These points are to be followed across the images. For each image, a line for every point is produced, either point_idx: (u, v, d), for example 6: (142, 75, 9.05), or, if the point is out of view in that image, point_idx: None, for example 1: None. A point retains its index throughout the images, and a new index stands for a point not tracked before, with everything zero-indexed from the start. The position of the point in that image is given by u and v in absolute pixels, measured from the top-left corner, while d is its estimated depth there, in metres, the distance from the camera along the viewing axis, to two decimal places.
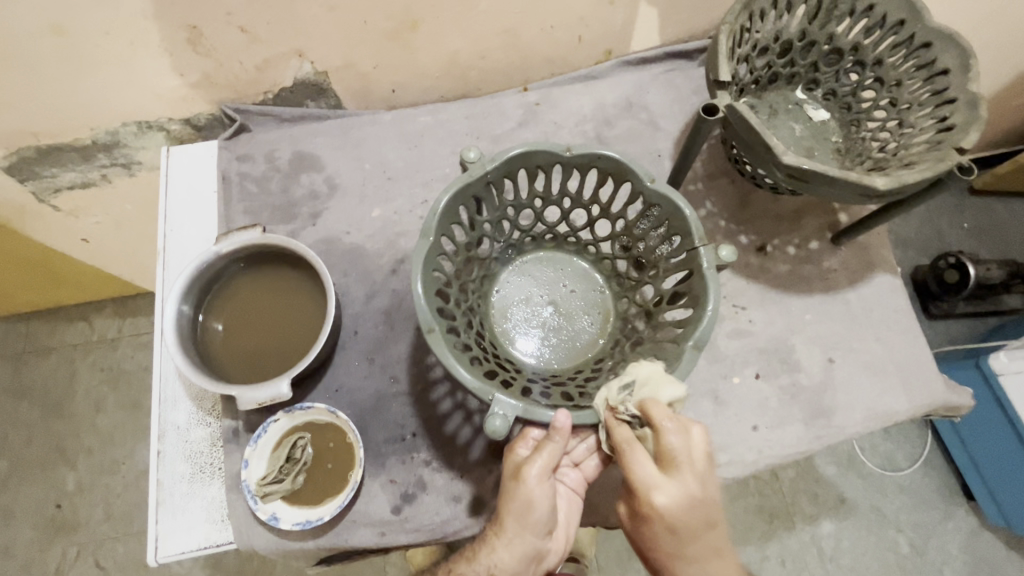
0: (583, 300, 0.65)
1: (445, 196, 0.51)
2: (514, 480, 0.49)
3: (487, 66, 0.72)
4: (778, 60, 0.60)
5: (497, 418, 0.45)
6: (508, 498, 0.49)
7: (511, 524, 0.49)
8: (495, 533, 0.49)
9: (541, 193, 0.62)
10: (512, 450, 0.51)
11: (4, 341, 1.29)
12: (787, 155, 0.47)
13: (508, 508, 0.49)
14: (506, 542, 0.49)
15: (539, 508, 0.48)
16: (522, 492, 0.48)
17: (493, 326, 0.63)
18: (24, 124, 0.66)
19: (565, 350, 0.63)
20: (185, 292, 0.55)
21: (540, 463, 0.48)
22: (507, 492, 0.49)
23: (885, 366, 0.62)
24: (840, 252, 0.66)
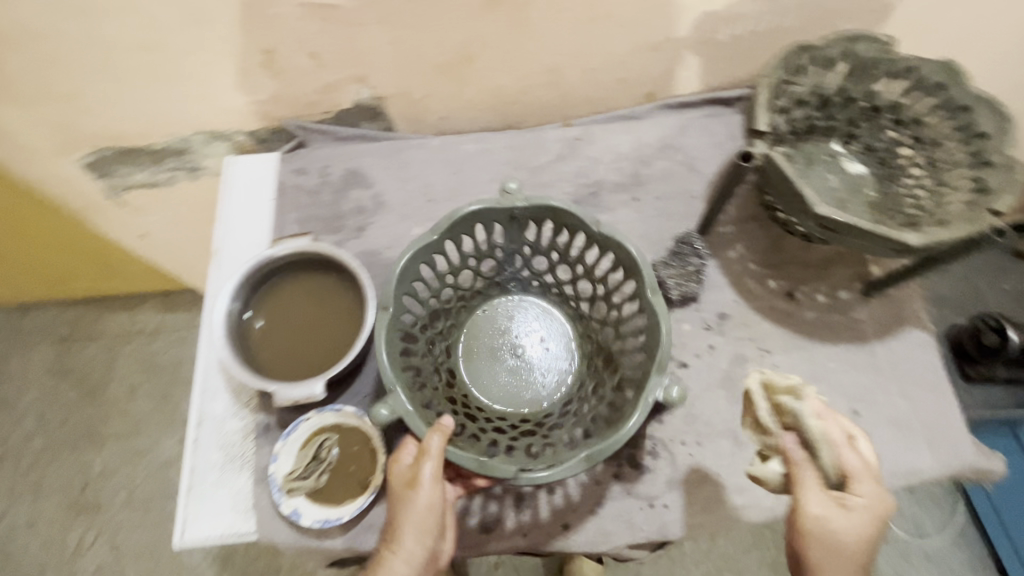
0: (559, 361, 0.67)
1: (471, 206, 0.57)
2: (410, 487, 0.49)
3: (531, 101, 0.76)
4: (816, 113, 0.62)
5: (385, 409, 0.49)
6: (405, 504, 0.49)
7: (411, 531, 0.49)
8: (393, 543, 0.49)
9: (561, 249, 0.64)
10: (398, 461, 0.51)
11: (54, 324, 1.37)
12: (819, 206, 0.48)
13: (403, 516, 0.49)
14: (401, 551, 0.48)
15: (429, 513, 0.49)
16: (417, 497, 0.49)
17: (472, 342, 0.67)
18: (107, 126, 0.72)
19: (516, 392, 0.65)
20: (236, 290, 0.59)
21: (433, 466, 0.48)
22: (402, 499, 0.49)
23: (912, 422, 0.61)
24: (870, 304, 0.66)
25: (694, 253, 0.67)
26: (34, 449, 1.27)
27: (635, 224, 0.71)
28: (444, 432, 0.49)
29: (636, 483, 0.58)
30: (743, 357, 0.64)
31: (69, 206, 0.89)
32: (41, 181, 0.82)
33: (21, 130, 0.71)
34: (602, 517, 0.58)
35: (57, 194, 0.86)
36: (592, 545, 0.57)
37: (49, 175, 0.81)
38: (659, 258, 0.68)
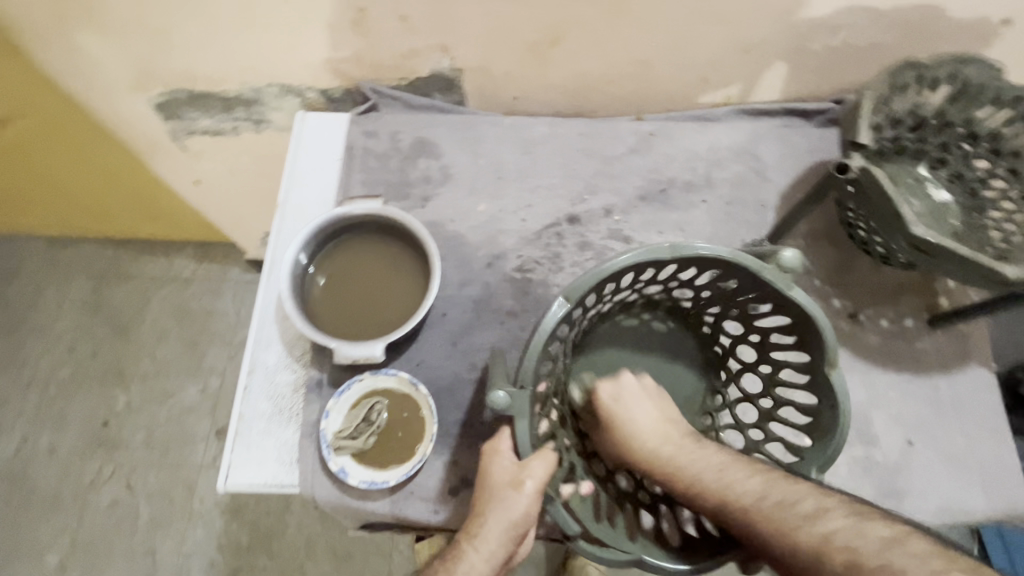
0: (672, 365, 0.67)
1: (626, 259, 0.49)
2: (512, 492, 0.50)
3: (609, 91, 0.75)
4: (907, 134, 0.60)
5: (501, 394, 0.47)
6: (499, 509, 0.51)
7: (498, 534, 0.51)
8: (473, 541, 0.51)
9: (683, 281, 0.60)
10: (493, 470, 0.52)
11: (92, 260, 1.38)
12: (916, 226, 0.47)
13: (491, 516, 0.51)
14: (483, 553, 0.50)
15: (518, 523, 0.50)
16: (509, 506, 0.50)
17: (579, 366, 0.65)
18: (186, 68, 0.72)
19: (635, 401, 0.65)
20: (306, 243, 0.59)
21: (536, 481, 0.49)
22: (497, 501, 0.51)
23: (968, 461, 0.60)
24: (936, 336, 0.65)
25: None
26: (61, 379, 1.29)
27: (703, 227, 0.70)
28: (550, 458, 0.50)
29: None
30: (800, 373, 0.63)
31: (132, 143, 0.90)
32: (111, 114, 0.83)
33: (104, 60, 0.71)
34: (643, 514, 0.57)
35: (123, 129, 0.87)
36: None
37: (120, 110, 0.82)
38: None
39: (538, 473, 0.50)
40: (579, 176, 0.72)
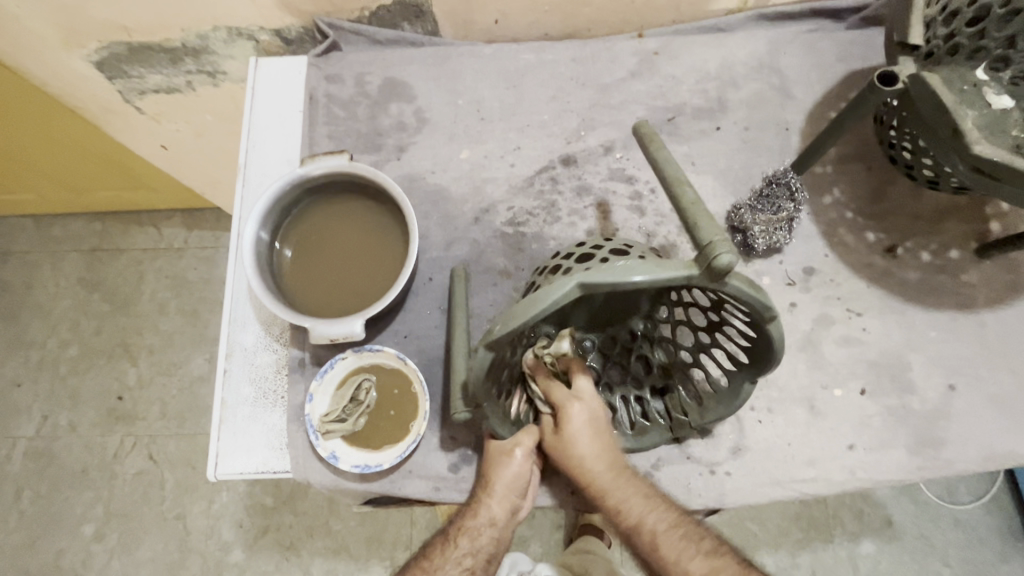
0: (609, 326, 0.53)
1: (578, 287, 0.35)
2: (506, 456, 0.50)
3: (605, 4, 0.64)
4: (964, 29, 0.50)
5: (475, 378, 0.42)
6: (497, 469, 0.50)
7: (505, 494, 0.50)
8: (486, 493, 0.50)
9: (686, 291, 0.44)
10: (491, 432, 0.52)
11: (81, 235, 1.33)
12: (980, 144, 0.39)
13: (499, 472, 0.50)
14: (498, 497, 0.50)
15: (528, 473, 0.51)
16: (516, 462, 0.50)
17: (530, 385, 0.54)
18: (116, 17, 0.63)
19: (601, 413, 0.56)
20: (264, 216, 0.53)
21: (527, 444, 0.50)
22: (495, 464, 0.50)
23: (1015, 403, 0.54)
24: (983, 266, 0.57)
25: (789, 198, 0.57)
26: (69, 358, 1.27)
27: (717, 158, 0.61)
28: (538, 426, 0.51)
29: (696, 445, 0.54)
30: (829, 318, 0.56)
31: (83, 107, 0.81)
32: (50, 75, 0.74)
33: (21, 12, 0.62)
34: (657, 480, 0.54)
35: (69, 92, 0.78)
36: None
37: (59, 70, 0.72)
38: (742, 201, 0.59)
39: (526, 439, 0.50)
40: (574, 110, 0.63)
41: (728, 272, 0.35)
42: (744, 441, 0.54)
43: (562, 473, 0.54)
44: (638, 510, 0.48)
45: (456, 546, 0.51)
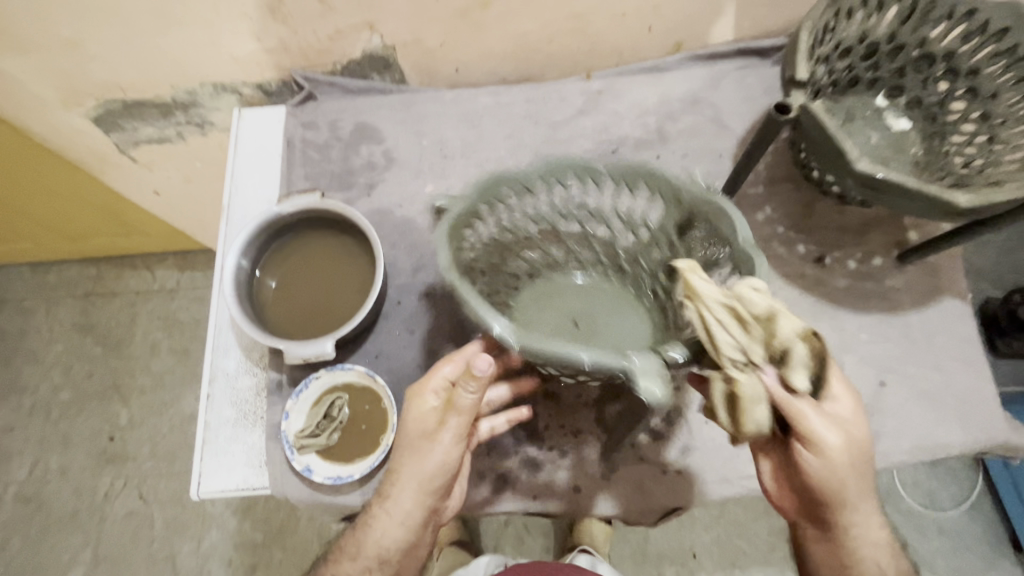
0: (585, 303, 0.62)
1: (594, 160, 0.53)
2: (426, 442, 0.48)
3: (553, 51, 0.72)
4: (860, 63, 0.57)
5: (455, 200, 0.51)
6: (414, 458, 0.49)
7: (415, 489, 0.49)
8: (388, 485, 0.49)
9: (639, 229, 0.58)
10: (414, 402, 0.49)
11: (77, 281, 1.38)
12: (861, 162, 0.45)
13: (405, 460, 0.49)
14: (400, 491, 0.49)
15: (445, 465, 0.49)
16: (427, 451, 0.48)
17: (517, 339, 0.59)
18: (112, 78, 0.70)
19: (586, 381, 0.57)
20: (245, 247, 0.58)
21: (455, 427, 0.48)
22: (413, 454, 0.49)
23: (943, 397, 0.58)
24: (906, 271, 0.63)
25: None
26: (62, 401, 1.29)
27: None
28: (462, 404, 0.48)
29: (649, 447, 0.58)
30: None
31: (81, 160, 0.88)
32: (51, 131, 0.80)
33: (27, 79, 0.69)
34: (613, 483, 0.57)
35: (68, 147, 0.84)
36: (604, 508, 0.57)
37: (60, 128, 0.79)
38: None
39: (464, 400, 0.47)
40: (528, 145, 0.70)
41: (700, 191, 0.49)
42: (691, 442, 0.58)
43: (525, 479, 0.58)
44: (854, 499, 0.46)
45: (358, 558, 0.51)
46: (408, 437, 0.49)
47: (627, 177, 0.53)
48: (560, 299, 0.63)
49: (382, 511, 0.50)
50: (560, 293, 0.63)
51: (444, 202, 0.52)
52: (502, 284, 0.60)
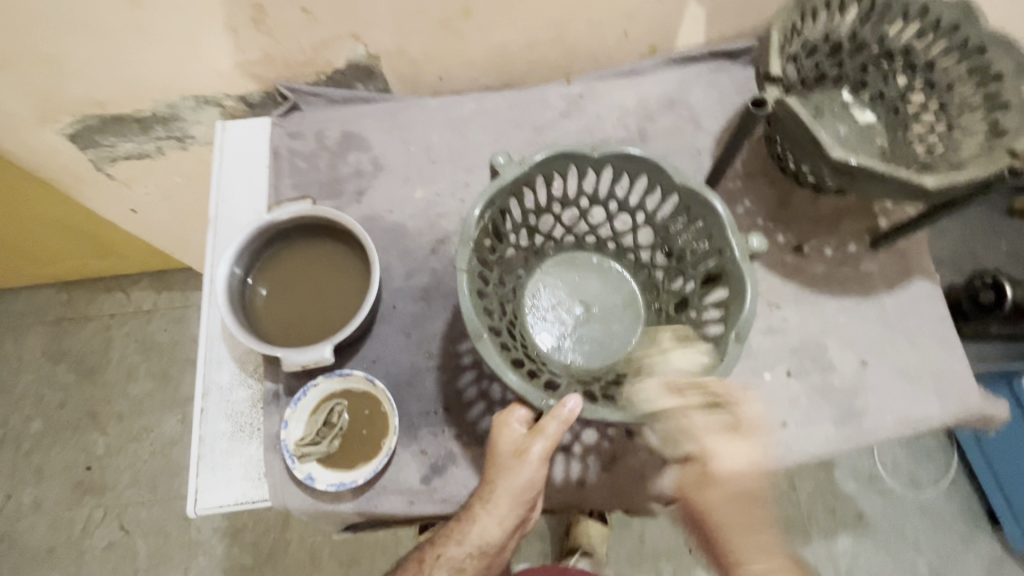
0: (599, 282, 0.66)
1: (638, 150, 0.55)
2: (517, 461, 0.49)
3: (533, 58, 0.74)
4: (826, 61, 0.61)
5: (502, 157, 0.54)
6: (509, 474, 0.50)
7: (512, 504, 0.50)
8: (483, 507, 0.50)
9: (659, 222, 0.62)
10: (506, 427, 0.51)
11: (45, 307, 1.32)
12: (835, 150, 0.47)
13: (504, 485, 0.50)
14: (496, 515, 0.50)
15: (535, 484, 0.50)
16: (524, 470, 0.49)
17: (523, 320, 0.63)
18: (90, 93, 0.69)
19: (597, 352, 0.63)
20: (237, 256, 0.57)
21: (539, 449, 0.48)
22: (505, 470, 0.50)
23: (921, 373, 0.61)
24: (878, 256, 0.66)
25: None
26: (33, 432, 1.23)
27: None
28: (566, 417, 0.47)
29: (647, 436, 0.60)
30: (752, 312, 0.64)
31: (54, 178, 0.85)
32: (24, 150, 0.78)
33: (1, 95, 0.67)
34: (614, 473, 0.59)
35: (42, 165, 0.82)
36: (607, 499, 0.59)
37: (33, 146, 0.77)
38: None
39: (550, 427, 0.48)
40: (513, 148, 0.71)
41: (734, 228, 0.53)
42: None
43: None
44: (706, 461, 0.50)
45: (462, 544, 0.51)
46: (502, 457, 0.51)
47: (666, 182, 0.57)
48: (571, 271, 0.67)
49: (466, 540, 0.50)
50: (582, 272, 0.67)
51: (503, 158, 0.54)
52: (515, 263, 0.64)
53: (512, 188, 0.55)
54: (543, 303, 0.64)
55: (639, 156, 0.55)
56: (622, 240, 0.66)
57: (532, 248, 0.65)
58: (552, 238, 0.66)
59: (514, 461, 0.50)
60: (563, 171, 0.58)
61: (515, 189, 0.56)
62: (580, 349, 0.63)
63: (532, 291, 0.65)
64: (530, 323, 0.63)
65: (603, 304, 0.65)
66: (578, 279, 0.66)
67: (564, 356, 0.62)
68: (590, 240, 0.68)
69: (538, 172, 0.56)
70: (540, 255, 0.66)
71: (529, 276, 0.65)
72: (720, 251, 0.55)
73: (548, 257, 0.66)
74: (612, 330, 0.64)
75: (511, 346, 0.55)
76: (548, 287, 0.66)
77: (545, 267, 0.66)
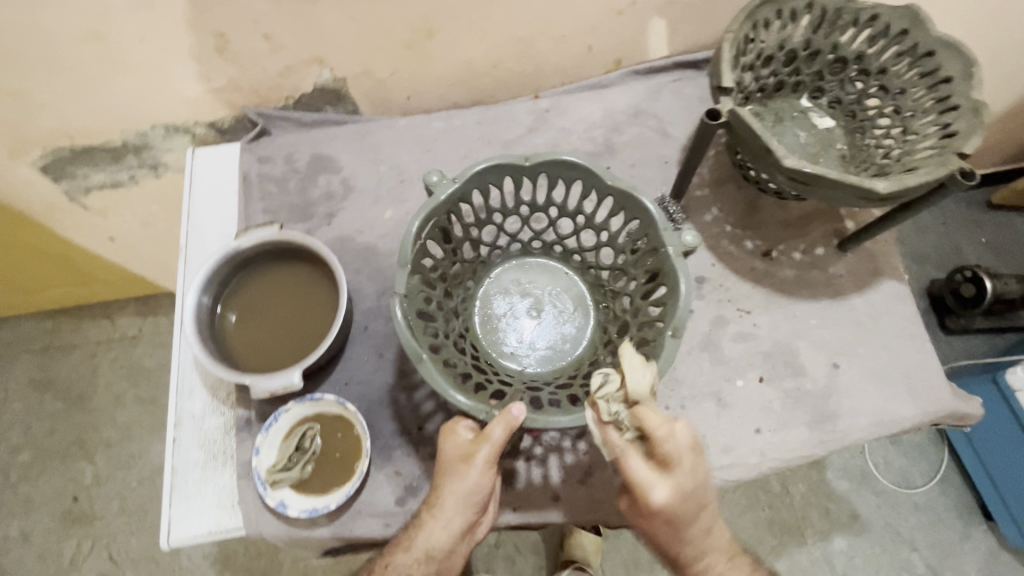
0: (547, 287, 0.67)
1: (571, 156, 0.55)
2: (464, 465, 0.49)
3: (500, 74, 0.75)
4: (783, 69, 0.62)
5: (435, 175, 0.55)
6: (456, 480, 0.49)
7: (460, 509, 0.49)
8: (433, 514, 0.50)
9: (598, 225, 0.63)
10: (454, 434, 0.51)
11: (30, 337, 1.31)
12: (788, 158, 0.48)
13: (451, 489, 0.49)
14: (444, 521, 0.49)
15: (482, 490, 0.49)
16: (470, 476, 0.48)
17: (476, 331, 0.64)
18: (59, 126, 0.69)
19: (548, 357, 0.63)
20: (205, 285, 0.57)
21: (485, 453, 0.48)
22: (453, 475, 0.49)
23: (892, 374, 0.62)
24: (846, 258, 0.67)
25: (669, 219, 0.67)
26: (20, 464, 1.22)
27: None
28: (509, 420, 0.47)
29: None
30: (723, 318, 0.64)
31: (29, 209, 0.85)
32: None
33: None
34: (591, 485, 0.58)
35: (16, 197, 0.82)
36: (585, 514, 0.58)
37: (5, 178, 0.77)
38: None
39: (496, 431, 0.47)
40: None
41: (661, 227, 0.53)
42: None
43: (505, 491, 0.58)
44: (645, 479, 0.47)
45: (409, 551, 0.50)
46: (449, 463, 0.50)
47: (599, 186, 0.57)
48: (521, 277, 0.67)
49: (413, 548, 0.50)
50: (530, 278, 0.67)
51: (437, 176, 0.55)
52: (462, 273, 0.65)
53: (449, 201, 0.56)
54: (496, 312, 0.65)
55: (574, 162, 0.55)
56: (567, 245, 0.67)
57: (479, 259, 0.66)
58: (497, 247, 0.67)
59: (460, 468, 0.49)
60: (498, 182, 0.58)
61: (452, 205, 0.56)
62: (533, 355, 0.63)
63: (484, 301, 0.66)
64: (484, 333, 0.64)
65: (552, 309, 0.66)
66: (527, 285, 0.67)
67: (516, 363, 0.62)
68: (537, 245, 0.68)
69: (470, 181, 0.56)
70: (488, 264, 0.67)
71: (479, 286, 0.67)
72: (657, 251, 0.54)
73: (497, 266, 0.67)
74: (563, 334, 0.64)
75: (458, 361, 0.57)
76: (496, 297, 0.66)
77: (495, 276, 0.67)
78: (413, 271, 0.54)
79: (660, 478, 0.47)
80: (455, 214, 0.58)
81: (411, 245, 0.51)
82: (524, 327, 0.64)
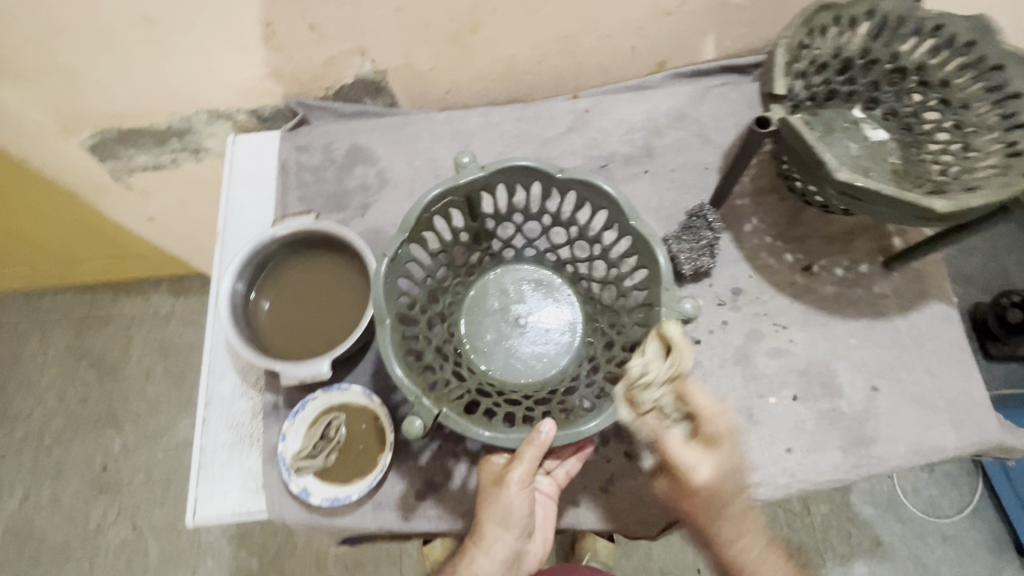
0: (551, 305, 0.65)
1: (611, 186, 0.54)
2: (496, 488, 0.50)
3: (541, 72, 0.74)
4: (836, 77, 0.59)
5: (467, 157, 0.55)
6: (491, 505, 0.50)
7: (502, 532, 0.50)
8: (475, 542, 0.51)
9: (605, 251, 0.61)
10: (490, 459, 0.52)
11: (70, 308, 1.35)
12: (841, 171, 0.46)
13: (487, 514, 0.50)
14: (484, 547, 0.50)
15: (516, 513, 0.50)
16: (502, 498, 0.49)
17: (458, 321, 0.65)
18: (108, 106, 0.71)
19: (521, 368, 0.62)
20: (241, 271, 0.59)
21: (520, 473, 0.48)
22: (489, 500, 0.50)
23: (935, 401, 0.59)
24: (891, 277, 0.64)
25: (707, 226, 0.64)
26: (54, 430, 1.26)
27: (648, 197, 0.69)
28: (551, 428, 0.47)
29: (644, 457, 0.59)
30: (758, 332, 0.62)
31: (75, 186, 0.88)
32: (47, 158, 0.80)
33: (23, 106, 0.69)
34: (612, 495, 0.58)
35: (64, 174, 0.84)
36: (604, 522, 0.57)
37: (57, 155, 0.80)
38: (670, 233, 0.66)
39: (529, 449, 0.47)
40: None
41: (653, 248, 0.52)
42: None
43: None
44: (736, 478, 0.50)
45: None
46: (484, 489, 0.51)
47: (616, 214, 0.55)
48: (523, 281, 0.66)
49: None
50: (530, 288, 0.66)
51: (468, 158, 0.55)
52: (463, 264, 0.65)
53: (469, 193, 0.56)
54: (487, 306, 0.65)
55: (607, 192, 0.54)
56: (578, 266, 0.65)
57: (489, 252, 0.66)
58: (511, 246, 0.67)
59: (498, 492, 0.49)
60: (525, 184, 0.58)
61: (472, 192, 0.57)
62: (507, 365, 0.62)
63: (478, 293, 0.66)
64: (466, 323, 0.65)
65: (542, 327, 0.64)
66: (526, 291, 0.66)
67: (488, 363, 0.62)
68: (551, 257, 0.67)
69: (493, 178, 0.56)
70: (497, 260, 0.67)
71: (481, 279, 0.67)
72: (652, 307, 0.53)
73: (505, 264, 0.67)
74: (545, 354, 0.63)
75: (427, 358, 0.57)
76: (491, 292, 0.66)
77: (500, 271, 0.67)
78: (404, 257, 0.55)
79: (705, 453, 0.50)
80: (475, 202, 0.59)
81: (417, 214, 0.53)
82: (504, 333, 0.64)
